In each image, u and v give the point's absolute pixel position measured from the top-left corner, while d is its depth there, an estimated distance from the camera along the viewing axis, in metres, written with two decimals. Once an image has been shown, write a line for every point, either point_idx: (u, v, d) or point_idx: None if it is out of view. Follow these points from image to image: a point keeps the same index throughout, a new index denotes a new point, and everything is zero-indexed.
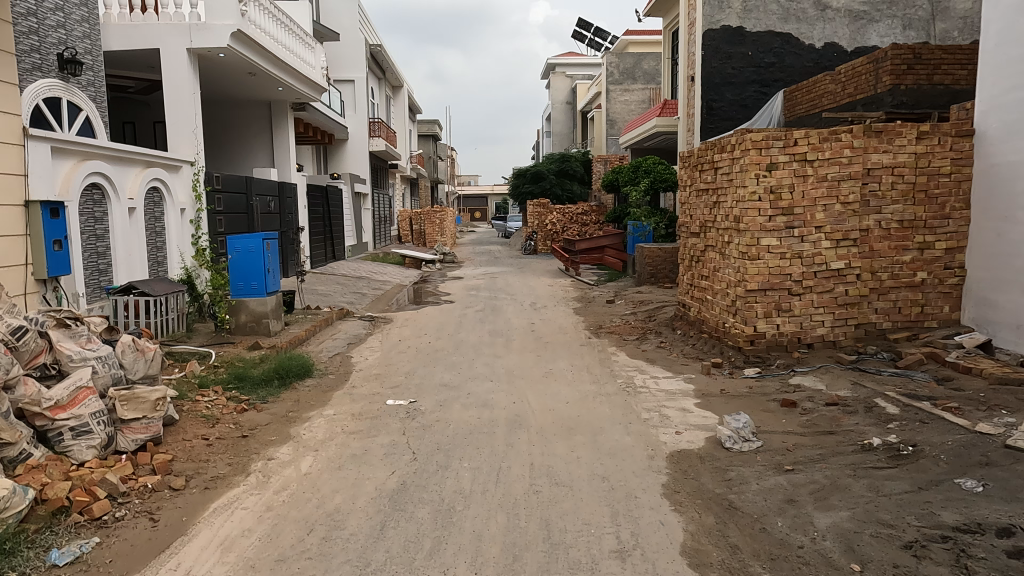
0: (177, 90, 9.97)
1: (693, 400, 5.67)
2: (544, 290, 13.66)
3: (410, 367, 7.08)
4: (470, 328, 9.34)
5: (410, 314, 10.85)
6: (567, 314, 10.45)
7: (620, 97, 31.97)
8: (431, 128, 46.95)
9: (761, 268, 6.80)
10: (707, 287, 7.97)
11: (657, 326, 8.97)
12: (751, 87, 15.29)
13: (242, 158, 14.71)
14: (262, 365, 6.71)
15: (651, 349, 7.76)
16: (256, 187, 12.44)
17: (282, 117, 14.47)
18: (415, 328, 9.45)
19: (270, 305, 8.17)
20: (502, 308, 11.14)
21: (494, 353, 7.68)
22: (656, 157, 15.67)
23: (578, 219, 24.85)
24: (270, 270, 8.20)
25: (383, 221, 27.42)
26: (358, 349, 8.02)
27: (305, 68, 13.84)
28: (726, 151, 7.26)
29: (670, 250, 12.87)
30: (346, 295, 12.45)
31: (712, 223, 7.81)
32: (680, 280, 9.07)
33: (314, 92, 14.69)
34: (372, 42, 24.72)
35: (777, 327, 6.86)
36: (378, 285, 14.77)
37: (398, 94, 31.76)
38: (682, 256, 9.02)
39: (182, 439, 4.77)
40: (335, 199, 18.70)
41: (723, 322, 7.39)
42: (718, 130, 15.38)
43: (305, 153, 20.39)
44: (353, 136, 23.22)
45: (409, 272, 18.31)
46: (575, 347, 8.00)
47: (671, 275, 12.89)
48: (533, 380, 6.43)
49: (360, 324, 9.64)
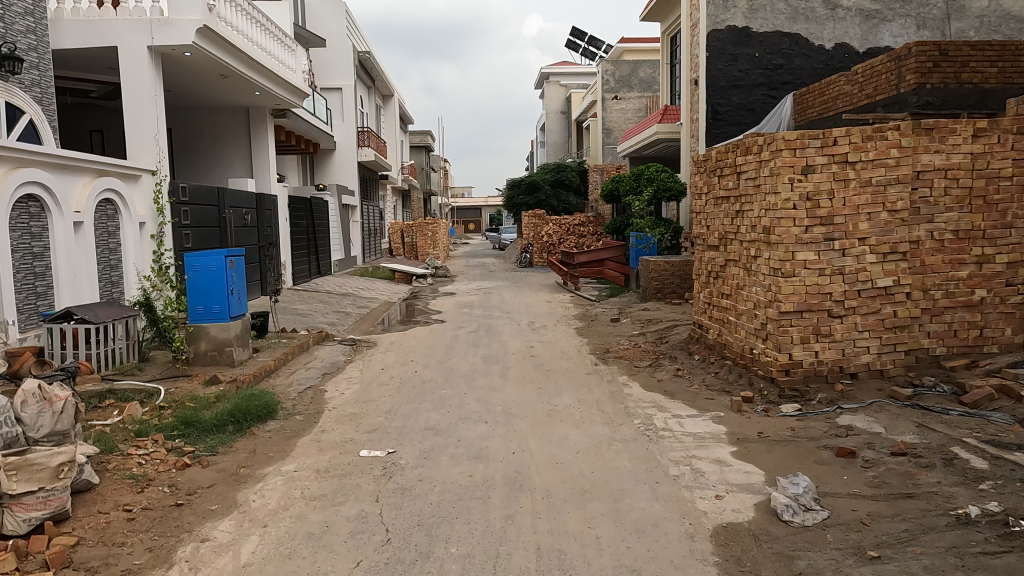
0: (136, 92, 9.03)
1: (729, 448, 4.72)
2: (542, 307, 12.75)
3: (392, 404, 6.11)
4: (462, 353, 8.39)
5: (397, 336, 9.89)
6: (568, 336, 9.51)
7: (616, 106, 31.28)
8: (423, 139, 46.21)
9: (796, 287, 5.88)
10: (729, 307, 7.07)
11: (670, 349, 8.06)
12: (759, 91, 14.48)
13: (217, 168, 13.79)
14: (218, 406, 5.70)
15: (667, 379, 6.83)
16: (230, 199, 11.50)
17: (261, 124, 13.60)
18: (400, 354, 8.49)
19: (233, 330, 7.19)
20: (496, 329, 10.19)
21: (489, 384, 6.71)
22: (659, 165, 14.82)
23: (575, 230, 23.99)
24: (234, 291, 7.24)
25: (373, 233, 26.48)
26: (334, 381, 7.04)
27: (285, 71, 12.95)
28: (751, 153, 6.37)
29: (677, 264, 11.98)
30: (328, 315, 11.49)
31: (735, 234, 6.91)
32: (695, 298, 8.18)
33: (295, 98, 13.80)
34: (361, 49, 23.91)
35: (816, 354, 5.93)
36: (364, 303, 13.80)
37: (388, 103, 30.91)
38: (697, 271, 8.13)
39: (96, 513, 3.78)
40: (320, 211, 17.73)
41: (751, 347, 6.47)
42: (724, 136, 14.55)
43: (290, 163, 19.47)
44: (341, 146, 22.32)
45: (398, 288, 17.36)
46: (581, 376, 7.05)
47: (678, 291, 11.98)
48: (535, 421, 5.48)
49: (340, 350, 8.66)
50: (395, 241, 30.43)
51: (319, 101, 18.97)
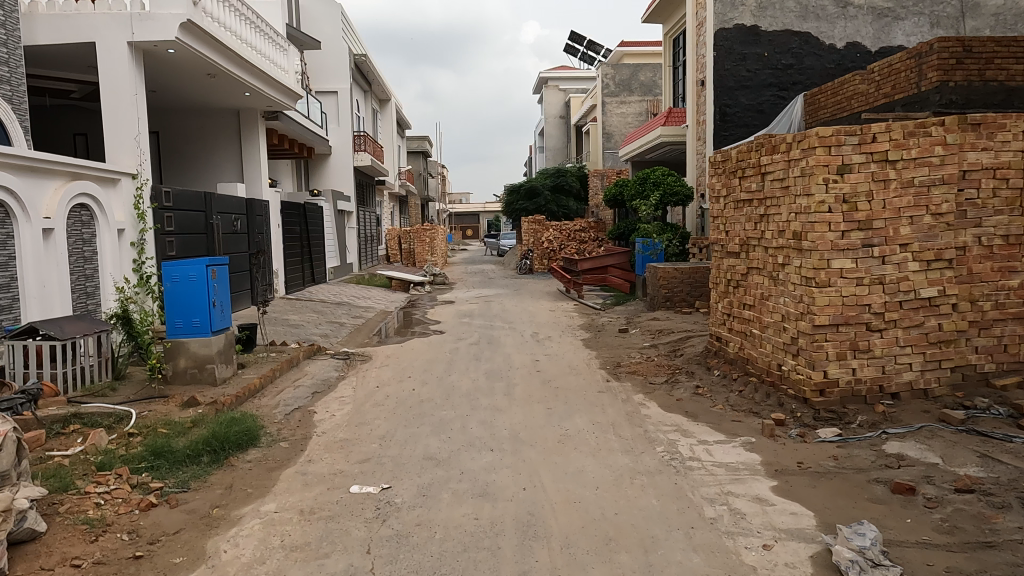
0: (116, 91, 8.49)
1: (768, 482, 4.17)
2: (545, 316, 12.21)
3: (388, 428, 5.55)
4: (463, 368, 7.83)
5: (393, 349, 9.32)
6: (575, 348, 8.96)
7: (617, 110, 30.83)
8: (421, 144, 45.74)
9: (832, 298, 5.34)
10: (753, 319, 6.53)
11: (687, 364, 7.52)
12: (768, 91, 14.00)
13: (207, 172, 13.25)
14: (194, 433, 5.13)
15: (687, 398, 6.28)
16: (218, 205, 10.96)
17: (252, 127, 13.11)
18: (397, 368, 7.93)
19: (215, 346, 6.63)
20: (499, 340, 9.65)
21: (493, 405, 6.16)
22: (665, 169, 14.33)
23: (576, 236, 23.51)
24: (216, 304, 6.65)
25: (369, 240, 25.93)
26: (324, 401, 6.49)
27: (277, 71, 12.43)
28: (779, 152, 5.85)
29: (687, 271, 11.45)
30: (320, 326, 10.92)
31: (759, 240, 6.38)
32: (713, 308, 7.65)
33: (288, 99, 13.30)
34: (358, 52, 23.44)
35: (854, 372, 5.38)
36: (359, 312, 13.26)
37: (384, 108, 30.43)
38: (714, 279, 7.60)
39: (36, 570, 3.21)
40: (315, 217, 17.19)
41: (779, 364, 5.93)
42: (732, 138, 14.06)
43: (284, 169, 18.94)
44: (337, 151, 21.81)
45: (396, 296, 16.82)
46: (592, 395, 6.50)
47: (689, 299, 11.44)
48: (547, 448, 4.93)
49: (332, 365, 8.09)
50: (392, 247, 29.89)
51: (313, 104, 18.47)
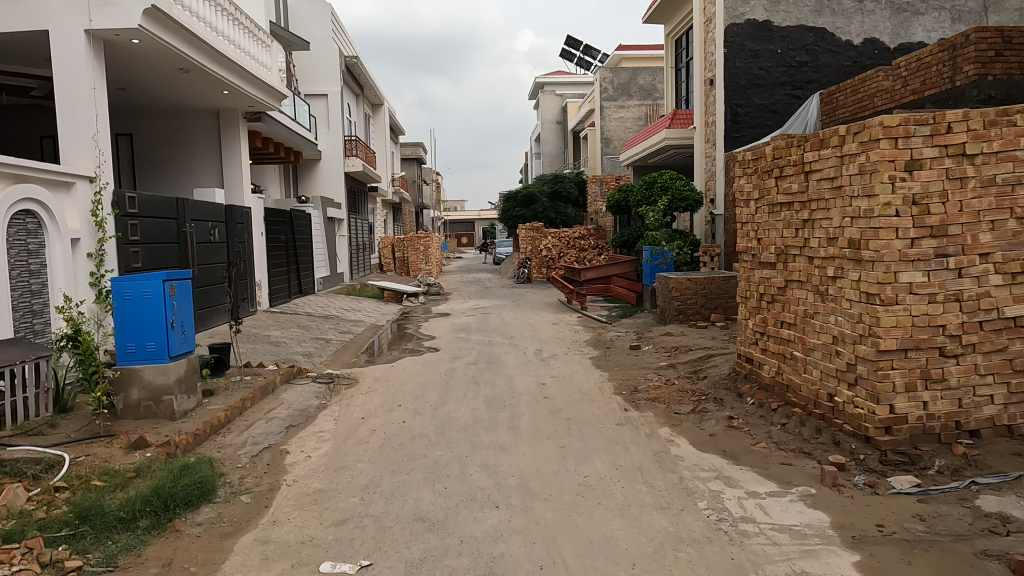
0: (71, 83, 7.57)
1: (850, 556, 3.29)
2: (548, 331, 11.35)
3: (372, 475, 4.66)
4: (460, 394, 6.95)
5: (382, 370, 8.43)
6: (584, 369, 8.09)
7: (615, 114, 30.11)
8: (415, 151, 45.01)
9: (901, 318, 4.49)
10: (794, 340, 5.69)
11: (713, 389, 6.67)
12: (782, 90, 13.22)
13: (183, 177, 12.35)
14: (135, 486, 4.21)
15: (721, 432, 5.42)
16: (192, 211, 10.08)
17: (233, 128, 12.27)
18: (385, 394, 7.04)
19: (173, 374, 5.72)
20: (500, 359, 8.77)
21: (497, 442, 5.27)
22: (673, 173, 13.50)
23: (576, 244, 22.64)
24: (175, 324, 5.75)
25: (361, 248, 25.05)
26: (300, 437, 5.60)
27: (258, 68, 11.62)
28: (830, 145, 5.00)
29: (701, 282, 10.60)
30: (304, 343, 10.02)
31: (802, 248, 5.53)
32: (740, 325, 6.81)
33: (270, 99, 12.48)
34: (349, 54, 22.61)
35: (926, 407, 4.53)
36: (347, 326, 12.37)
37: (377, 113, 29.61)
38: (742, 292, 6.75)
39: None
40: (303, 225, 16.31)
41: (830, 394, 5.07)
42: (744, 139, 13.26)
43: (270, 174, 18.05)
44: (326, 156, 20.96)
45: (388, 308, 15.93)
46: (610, 428, 5.62)
47: (703, 312, 10.60)
48: (565, 504, 4.04)
49: (313, 391, 7.20)
50: (385, 256, 29.02)
51: (300, 106, 17.61)
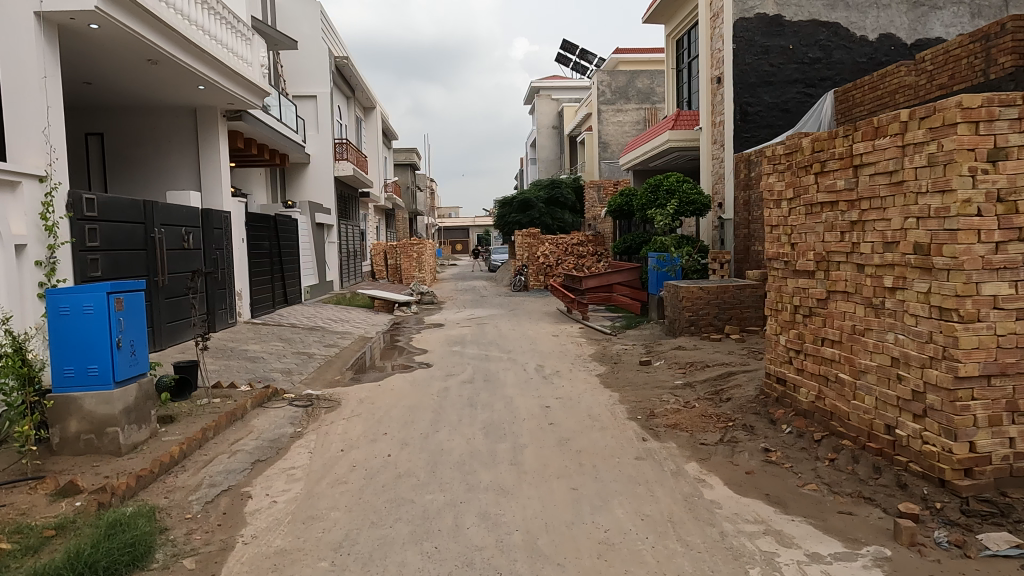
0: (18, 69, 6.75)
1: None
2: (548, 343, 10.57)
3: (347, 529, 3.86)
4: (454, 419, 6.15)
5: (368, 389, 7.62)
6: (591, 389, 7.30)
7: (613, 118, 29.48)
8: (409, 157, 44.36)
9: (984, 337, 3.74)
10: (840, 361, 4.95)
11: (741, 413, 5.91)
12: (793, 87, 12.54)
13: (158, 179, 11.55)
14: (51, 551, 3.38)
15: (759, 469, 4.65)
16: (163, 215, 9.28)
17: (211, 127, 11.51)
18: (370, 420, 6.23)
19: (119, 403, 4.89)
20: (498, 377, 7.98)
21: (496, 484, 4.48)
22: (680, 175, 12.77)
23: (574, 250, 22.08)
24: (122, 344, 4.92)
25: (352, 256, 24.23)
26: (267, 475, 4.79)
27: (236, 62, 10.87)
28: (889, 133, 4.27)
29: (714, 291, 9.85)
30: (284, 359, 9.19)
31: (852, 254, 4.79)
32: (770, 341, 6.07)
33: (251, 96, 11.72)
34: (339, 55, 21.88)
35: (1013, 444, 3.79)
36: (334, 339, 11.55)
37: (369, 117, 28.87)
38: (772, 303, 6.01)
39: None
40: (289, 231, 15.48)
41: (888, 426, 4.32)
42: (754, 139, 12.56)
43: (254, 178, 17.25)
44: (315, 159, 20.22)
45: (378, 318, 15.11)
46: (628, 464, 4.83)
47: (716, 324, 9.84)
48: (584, 572, 3.25)
49: (288, 416, 6.37)
50: (378, 263, 28.21)
51: (286, 106, 16.85)
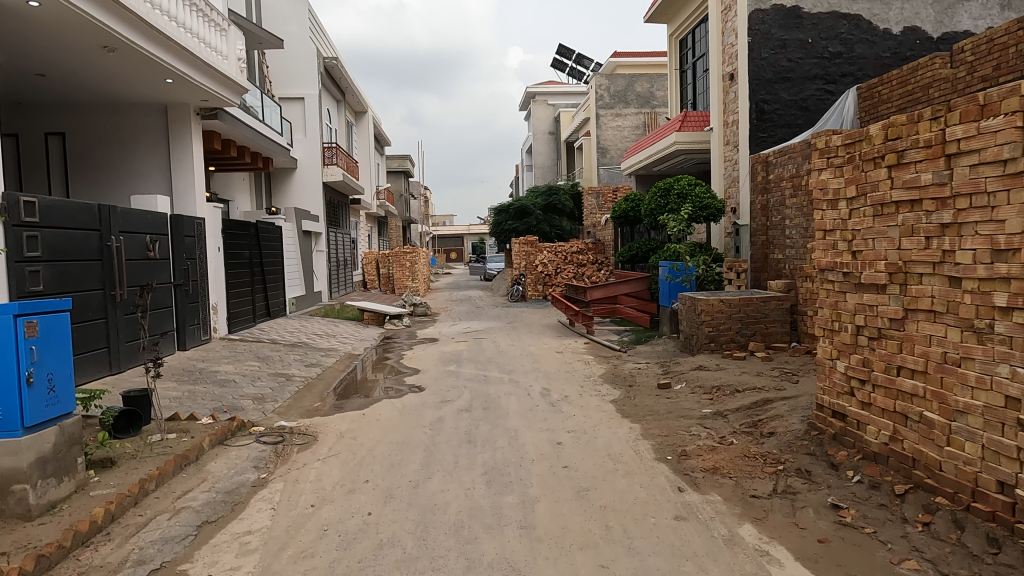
0: None
1: None
2: (553, 361, 9.62)
3: None
4: (449, 461, 5.18)
5: (351, 419, 6.64)
6: (607, 419, 6.35)
7: (612, 123, 28.79)
8: (403, 164, 43.48)
9: None
10: (923, 396, 4.02)
11: (790, 454, 4.97)
12: (813, 83, 11.69)
13: (125, 183, 10.62)
14: None
15: (833, 536, 3.70)
16: (124, 221, 8.32)
17: (185, 126, 10.59)
18: (350, 462, 5.25)
19: (29, 454, 3.87)
20: (500, 405, 7.01)
21: (504, 559, 3.51)
22: (692, 178, 11.91)
23: (573, 258, 21.35)
24: (34, 381, 3.92)
25: (342, 265, 23.25)
26: (215, 544, 3.80)
27: (209, 54, 9.95)
28: (1004, 110, 3.37)
29: (737, 303, 8.91)
30: (257, 382, 8.20)
31: (942, 264, 3.87)
32: (823, 366, 5.14)
33: (227, 92, 10.80)
34: (329, 55, 20.98)
35: None
36: (317, 356, 10.57)
37: (360, 121, 27.96)
38: (826, 322, 5.09)
39: None
40: (272, 239, 14.49)
41: (1003, 484, 3.39)
42: (771, 139, 11.69)
43: (235, 183, 16.28)
44: (303, 164, 19.28)
45: (368, 332, 14.14)
46: (666, 527, 3.88)
47: (739, 340, 8.93)
48: None
49: (252, 457, 5.37)
50: (369, 272, 27.23)
51: (271, 107, 15.91)
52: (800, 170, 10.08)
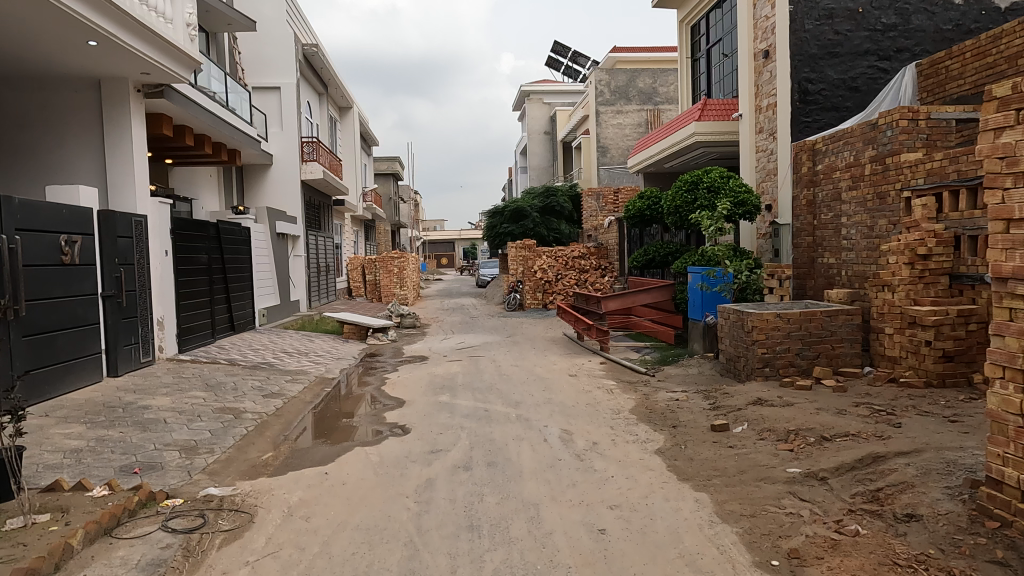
0: None
1: None
2: (568, 389, 7.88)
3: None
4: (443, 569, 3.41)
5: (307, 484, 4.85)
6: (660, 484, 4.61)
7: (613, 120, 27.22)
8: (392, 166, 41.68)
9: None
10: None
11: (965, 561, 3.23)
12: (864, 60, 10.05)
13: (53, 173, 8.90)
14: None
15: None
16: (25, 214, 6.52)
17: (122, 105, 8.82)
18: (292, 571, 3.46)
19: None
20: (510, 460, 5.24)
21: None
22: (726, 170, 10.24)
23: (575, 264, 19.64)
24: None
25: (324, 271, 21.42)
26: None
27: (147, 14, 8.16)
28: None
29: (798, 317, 7.23)
30: (194, 422, 6.39)
31: None
32: (1003, 422, 3.43)
33: (173, 65, 8.99)
34: (308, 43, 19.20)
35: None
36: (282, 381, 8.77)
37: (345, 117, 26.22)
38: (1009, 358, 3.40)
39: None
40: (237, 243, 12.67)
41: None
42: (817, 124, 10.03)
43: (200, 178, 14.47)
44: (279, 160, 17.52)
45: (348, 348, 12.36)
46: None
47: (799, 364, 7.25)
48: None
49: (146, 561, 3.56)
50: (354, 279, 25.38)
51: (240, 94, 14.15)
52: (860, 158, 8.44)
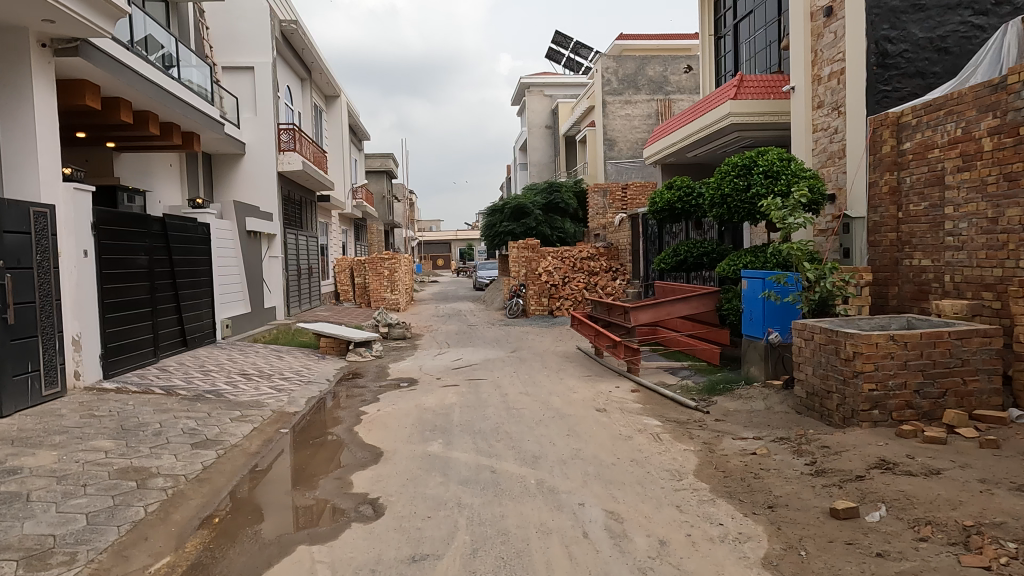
0: None
1: None
2: (601, 435, 5.92)
3: None
4: None
5: None
6: None
7: (621, 111, 25.29)
8: (384, 162, 39.62)
9: None
10: None
11: None
12: (955, 13, 8.09)
13: None
14: None
15: None
16: None
17: (23, 64, 6.84)
18: None
19: None
20: None
21: None
22: (785, 151, 8.40)
23: (583, 266, 17.67)
24: None
25: (307, 275, 19.41)
26: None
27: None
28: None
29: (917, 341, 5.29)
30: (71, 499, 4.39)
31: None
32: None
33: (87, 12, 6.97)
34: (286, 20, 17.18)
35: None
36: (225, 418, 6.78)
37: (331, 107, 24.27)
38: None
39: None
40: (192, 241, 10.69)
41: None
42: (898, 94, 8.11)
43: (155, 167, 12.48)
44: (252, 150, 15.54)
45: (322, 367, 10.39)
46: None
47: (918, 404, 5.32)
48: None
49: None
50: (341, 282, 23.44)
51: (199, 69, 12.14)
52: (972, 130, 6.50)
